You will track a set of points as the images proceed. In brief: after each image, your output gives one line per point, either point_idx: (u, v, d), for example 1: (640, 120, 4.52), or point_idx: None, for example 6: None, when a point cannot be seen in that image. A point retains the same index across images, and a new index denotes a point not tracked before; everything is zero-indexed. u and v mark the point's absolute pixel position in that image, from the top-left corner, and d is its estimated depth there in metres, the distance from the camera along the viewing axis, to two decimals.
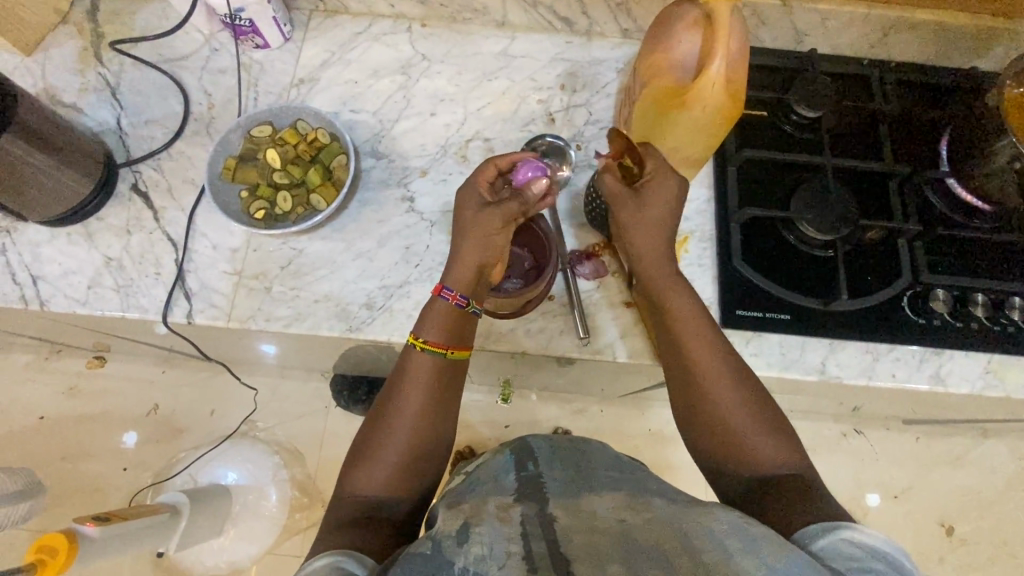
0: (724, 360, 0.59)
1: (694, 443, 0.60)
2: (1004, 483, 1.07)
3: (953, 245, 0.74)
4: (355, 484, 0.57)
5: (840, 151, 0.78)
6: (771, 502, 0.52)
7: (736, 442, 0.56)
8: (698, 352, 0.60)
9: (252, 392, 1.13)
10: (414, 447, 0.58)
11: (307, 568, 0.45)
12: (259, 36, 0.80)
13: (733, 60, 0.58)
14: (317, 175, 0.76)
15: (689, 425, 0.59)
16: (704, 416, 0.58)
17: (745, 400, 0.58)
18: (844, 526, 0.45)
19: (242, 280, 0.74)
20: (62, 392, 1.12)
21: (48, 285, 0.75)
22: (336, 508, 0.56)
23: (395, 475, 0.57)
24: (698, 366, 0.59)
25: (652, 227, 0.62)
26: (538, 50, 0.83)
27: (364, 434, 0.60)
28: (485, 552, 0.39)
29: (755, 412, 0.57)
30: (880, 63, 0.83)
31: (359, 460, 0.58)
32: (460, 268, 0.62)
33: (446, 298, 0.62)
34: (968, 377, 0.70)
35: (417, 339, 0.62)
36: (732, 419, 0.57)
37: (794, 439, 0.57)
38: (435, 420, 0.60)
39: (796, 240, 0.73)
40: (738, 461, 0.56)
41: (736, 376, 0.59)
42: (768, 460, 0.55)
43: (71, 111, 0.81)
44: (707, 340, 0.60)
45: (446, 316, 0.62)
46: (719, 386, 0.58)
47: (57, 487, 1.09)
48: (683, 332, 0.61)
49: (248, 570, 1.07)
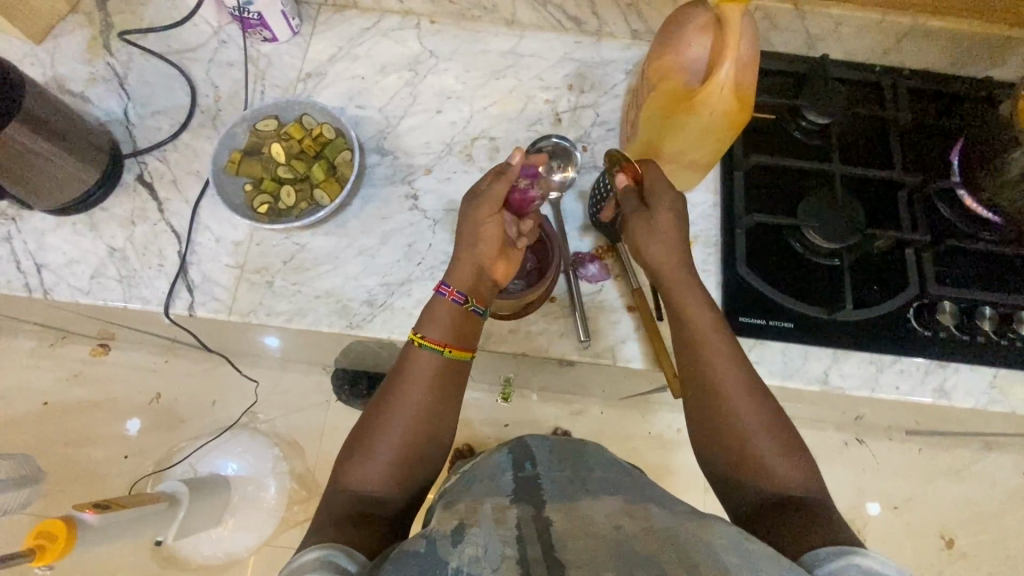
0: (743, 375, 0.59)
1: (705, 457, 0.59)
2: (1006, 496, 1.06)
3: (961, 256, 0.73)
4: (347, 479, 0.57)
5: (850, 158, 0.77)
6: (779, 522, 0.52)
7: (749, 457, 0.56)
8: (717, 367, 0.59)
9: (253, 384, 1.13)
10: (410, 445, 0.58)
11: (300, 558, 0.45)
12: (268, 29, 0.80)
13: (741, 65, 0.58)
14: (321, 171, 0.76)
15: (702, 437, 0.59)
16: (720, 430, 0.57)
17: (761, 416, 0.57)
18: (855, 552, 0.45)
19: (244, 274, 0.74)
20: (66, 379, 1.13)
21: (52, 274, 0.75)
22: (328, 500, 0.56)
23: (390, 472, 0.57)
24: (716, 381, 0.59)
25: (665, 238, 0.62)
26: (547, 49, 0.82)
27: (361, 427, 0.60)
28: (480, 553, 0.39)
29: (771, 429, 0.56)
30: (893, 70, 0.82)
31: (355, 455, 0.58)
32: (460, 266, 0.63)
33: (444, 294, 0.63)
34: (973, 391, 0.70)
35: (416, 335, 0.62)
36: (747, 435, 0.56)
37: (807, 458, 0.56)
38: (432, 420, 0.60)
39: (802, 246, 0.72)
40: (750, 476, 0.55)
41: (754, 392, 0.58)
42: (781, 479, 0.55)
43: (79, 100, 0.81)
44: (727, 354, 0.60)
45: (447, 314, 0.63)
46: (737, 400, 0.57)
47: (58, 474, 1.09)
48: (703, 345, 0.60)
49: (245, 561, 1.07)
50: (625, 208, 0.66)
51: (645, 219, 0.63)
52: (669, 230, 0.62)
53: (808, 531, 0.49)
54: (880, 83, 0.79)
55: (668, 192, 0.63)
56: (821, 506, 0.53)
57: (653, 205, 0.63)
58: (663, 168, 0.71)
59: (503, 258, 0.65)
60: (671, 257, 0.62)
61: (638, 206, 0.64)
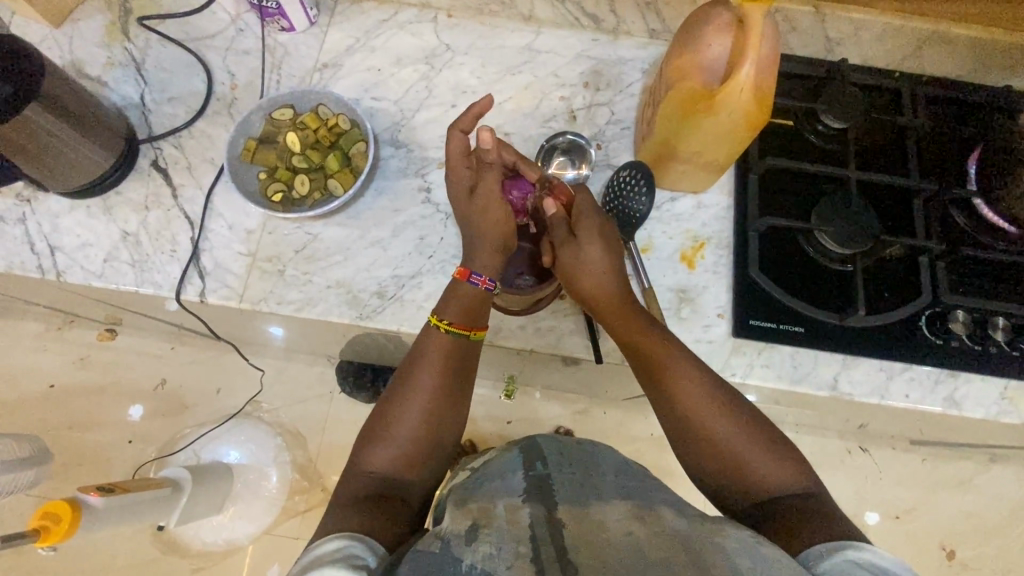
0: (710, 385, 0.58)
1: (701, 479, 0.58)
2: (1008, 510, 1.06)
3: (975, 266, 0.73)
4: (364, 463, 0.57)
5: (866, 164, 0.76)
6: (785, 518, 0.51)
7: (733, 467, 0.56)
8: (683, 387, 0.58)
9: (259, 373, 1.14)
10: (423, 431, 0.58)
11: (318, 549, 0.45)
12: (285, 18, 0.80)
13: (762, 67, 0.57)
14: (336, 161, 0.76)
15: (692, 459, 0.58)
16: (702, 446, 0.57)
17: (739, 425, 0.57)
18: (849, 545, 0.46)
19: (256, 261, 0.74)
20: (73, 362, 1.13)
21: (66, 256, 0.76)
22: (345, 483, 0.56)
23: (405, 457, 0.57)
24: (685, 403, 0.58)
25: (597, 270, 0.63)
26: (564, 46, 0.82)
27: (375, 413, 0.60)
28: (493, 551, 0.40)
29: (750, 434, 0.56)
30: (912, 76, 0.80)
31: (371, 439, 0.58)
32: (482, 252, 0.64)
33: (477, 283, 0.63)
34: (983, 401, 0.70)
35: (440, 320, 0.62)
36: (729, 444, 0.56)
37: (797, 457, 0.56)
38: (445, 406, 0.60)
39: (815, 251, 0.72)
40: (740, 484, 0.55)
41: (728, 401, 0.58)
42: (771, 482, 0.54)
43: (97, 84, 0.81)
44: (691, 371, 0.59)
45: (472, 301, 0.63)
46: (711, 415, 0.57)
47: (63, 455, 1.10)
48: (666, 368, 0.59)
49: (246, 549, 1.08)
50: (554, 236, 0.65)
51: (573, 252, 0.64)
52: (597, 262, 0.63)
53: (821, 524, 0.49)
54: (898, 89, 0.79)
55: (593, 222, 0.64)
56: (822, 503, 0.52)
57: (582, 240, 0.63)
58: (678, 168, 0.71)
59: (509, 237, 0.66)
60: (611, 287, 0.63)
61: (566, 236, 0.65)
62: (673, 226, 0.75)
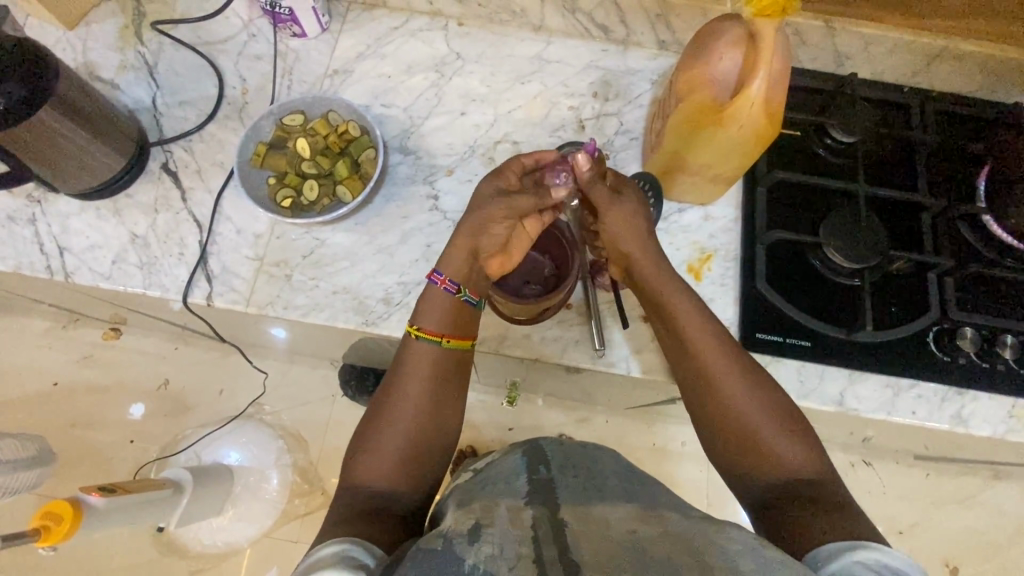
0: (727, 347, 0.60)
1: (716, 456, 0.58)
2: (1012, 527, 1.05)
3: (984, 282, 0.73)
4: (357, 476, 0.57)
5: (875, 179, 0.77)
6: (788, 518, 0.51)
7: (751, 444, 0.56)
8: (707, 350, 0.59)
9: (262, 375, 1.14)
10: (414, 434, 0.59)
11: (318, 553, 0.45)
12: (297, 24, 0.80)
13: (773, 81, 0.57)
14: (345, 168, 0.76)
15: (712, 432, 0.58)
16: (721, 415, 0.57)
17: (758, 398, 0.57)
18: (857, 546, 0.45)
19: (263, 265, 0.74)
20: (78, 361, 1.14)
21: (73, 258, 0.76)
22: (340, 498, 0.55)
23: (394, 464, 0.57)
24: (710, 369, 0.59)
25: (636, 229, 0.62)
26: (573, 56, 0.82)
27: (365, 425, 0.60)
28: (496, 552, 0.39)
29: (765, 408, 0.57)
30: (924, 92, 0.81)
31: (362, 450, 0.58)
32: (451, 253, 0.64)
33: (435, 281, 0.63)
34: (990, 419, 0.69)
35: (412, 327, 0.63)
36: (749, 416, 0.56)
37: (811, 439, 0.56)
38: (434, 411, 0.60)
39: (821, 262, 0.72)
40: (759, 470, 0.55)
41: (747, 372, 0.59)
42: (788, 462, 0.55)
43: (108, 87, 0.82)
44: (710, 337, 0.60)
45: (439, 303, 0.63)
46: (735, 382, 0.58)
47: (66, 454, 1.10)
48: (686, 332, 0.60)
49: (245, 552, 1.07)
50: (600, 193, 0.61)
51: (627, 208, 0.62)
52: (636, 223, 0.63)
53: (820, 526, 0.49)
54: (908, 104, 0.79)
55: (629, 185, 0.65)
56: (830, 491, 0.53)
57: (625, 195, 0.63)
58: (686, 181, 0.71)
59: (500, 254, 0.64)
60: (641, 244, 0.63)
61: (612, 193, 0.62)
62: (680, 237, 0.75)
